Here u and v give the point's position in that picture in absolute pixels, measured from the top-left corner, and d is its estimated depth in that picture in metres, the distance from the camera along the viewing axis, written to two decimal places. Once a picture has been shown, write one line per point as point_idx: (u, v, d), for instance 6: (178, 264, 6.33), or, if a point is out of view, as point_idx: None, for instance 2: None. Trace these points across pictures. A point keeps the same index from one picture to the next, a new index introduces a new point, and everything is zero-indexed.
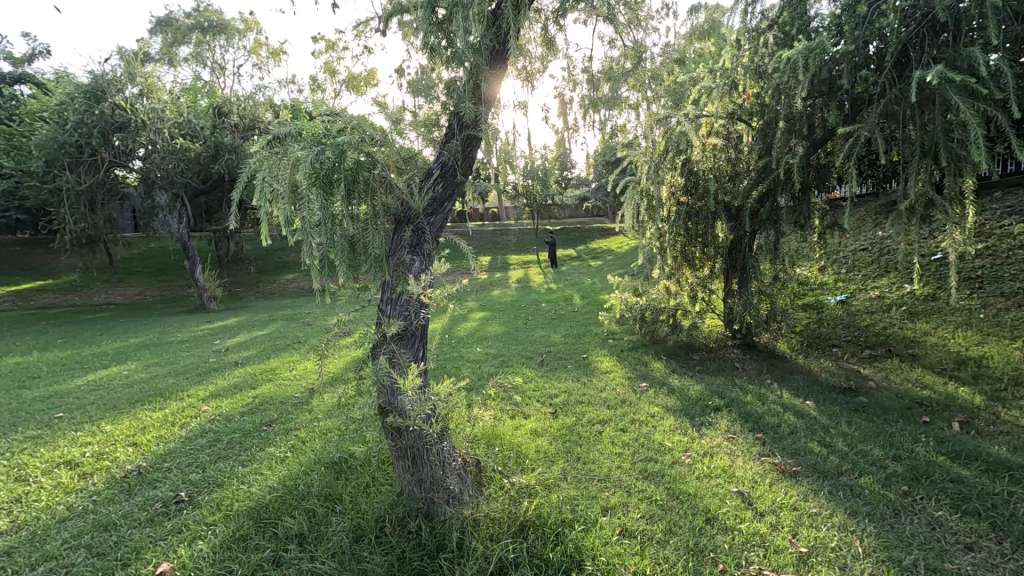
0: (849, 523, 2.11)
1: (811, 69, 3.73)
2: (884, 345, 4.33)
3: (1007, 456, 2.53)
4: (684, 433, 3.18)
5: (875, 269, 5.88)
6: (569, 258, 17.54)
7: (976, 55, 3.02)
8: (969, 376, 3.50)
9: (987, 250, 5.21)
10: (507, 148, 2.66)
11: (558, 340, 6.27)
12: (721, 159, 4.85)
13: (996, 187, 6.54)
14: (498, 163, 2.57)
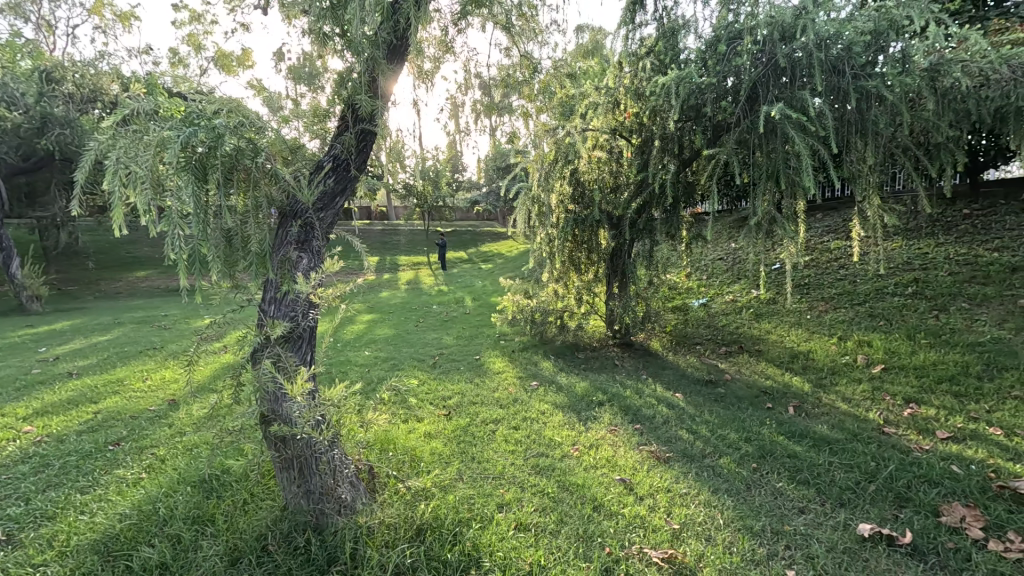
0: (712, 499, 2.39)
1: (681, 95, 4.18)
2: (737, 342, 4.98)
3: (827, 431, 3.05)
4: (573, 428, 3.37)
5: (729, 277, 6.73)
6: (461, 261, 17.61)
7: (806, 98, 3.62)
8: (800, 367, 4.16)
9: (812, 261, 6.23)
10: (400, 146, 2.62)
11: (451, 342, 6.27)
12: (605, 171, 5.21)
13: (816, 209, 7.85)
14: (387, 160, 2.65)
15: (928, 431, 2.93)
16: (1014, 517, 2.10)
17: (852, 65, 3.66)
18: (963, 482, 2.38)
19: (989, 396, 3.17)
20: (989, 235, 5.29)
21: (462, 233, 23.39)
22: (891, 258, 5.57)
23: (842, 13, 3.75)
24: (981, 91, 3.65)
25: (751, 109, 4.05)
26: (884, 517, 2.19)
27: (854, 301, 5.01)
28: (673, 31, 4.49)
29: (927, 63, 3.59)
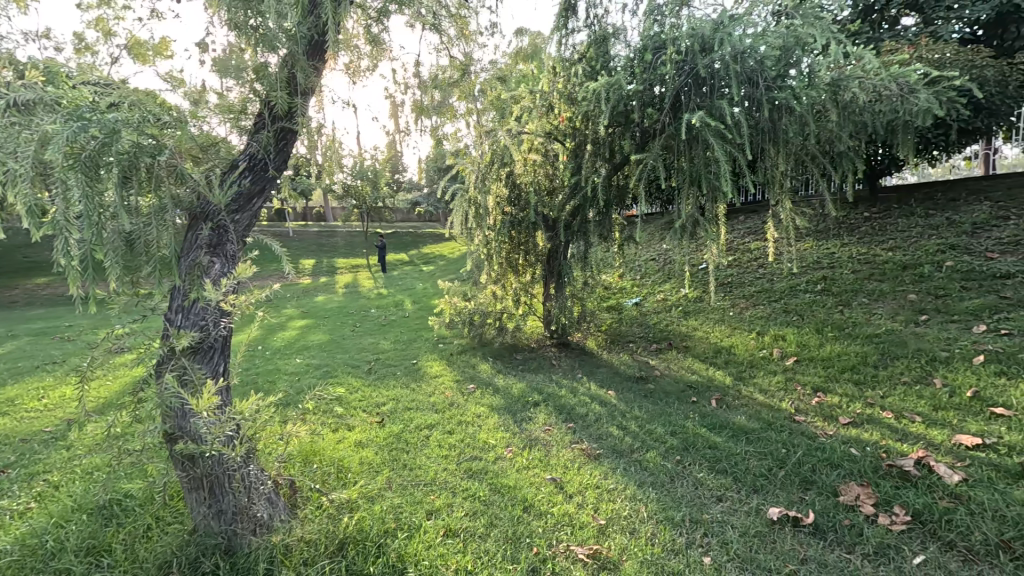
0: (637, 493, 2.47)
1: (610, 101, 4.30)
2: (667, 339, 5.19)
3: (744, 422, 3.24)
4: (507, 429, 3.38)
5: (661, 276, 7.01)
6: (402, 263, 17.29)
7: (724, 107, 3.83)
8: (723, 361, 4.40)
9: (735, 260, 6.61)
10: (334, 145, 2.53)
11: (388, 347, 6.13)
12: (540, 174, 5.26)
13: (739, 212, 8.34)
14: (322, 159, 2.55)
15: (832, 418, 3.17)
16: (899, 492, 2.31)
17: (764, 77, 3.90)
18: (859, 463, 2.59)
19: (883, 382, 3.48)
20: (886, 236, 5.82)
21: (403, 235, 22.99)
22: (803, 257, 6.00)
23: (755, 28, 3.98)
24: (875, 105, 3.99)
25: (675, 116, 4.23)
26: (791, 500, 2.35)
27: (771, 298, 5.36)
28: (604, 39, 4.60)
29: (829, 77, 3.89)
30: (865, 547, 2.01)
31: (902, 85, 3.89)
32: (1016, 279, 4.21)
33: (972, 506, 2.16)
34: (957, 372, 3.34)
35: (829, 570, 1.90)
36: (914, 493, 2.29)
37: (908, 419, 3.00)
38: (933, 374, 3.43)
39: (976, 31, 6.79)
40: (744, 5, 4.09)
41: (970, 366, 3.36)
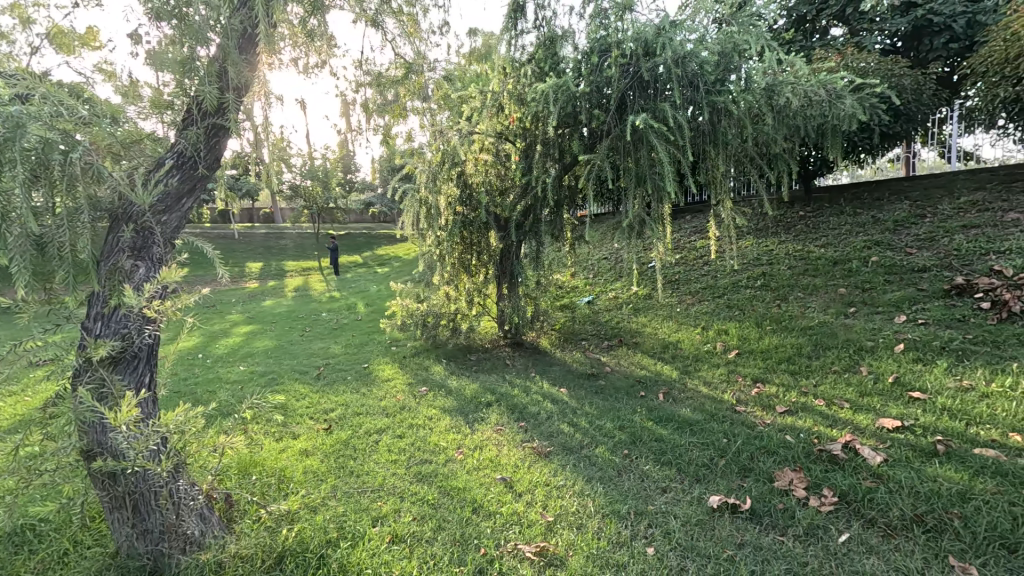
0: (585, 488, 2.51)
1: (559, 102, 4.34)
2: (617, 336, 5.31)
3: (689, 414, 3.35)
4: (459, 431, 3.36)
5: (612, 274, 7.17)
6: (355, 264, 16.92)
7: (667, 110, 3.94)
8: (670, 356, 4.54)
9: (682, 258, 6.83)
10: (280, 144, 2.45)
11: (339, 351, 5.97)
12: (491, 174, 5.25)
13: (686, 211, 8.63)
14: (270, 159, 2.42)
15: (769, 407, 3.32)
16: (828, 475, 2.44)
17: (705, 81, 4.02)
18: (793, 449, 2.72)
19: (816, 372, 3.68)
20: (818, 234, 6.16)
21: (356, 236, 22.50)
22: (744, 255, 6.27)
23: (695, 34, 4.11)
24: (806, 110, 4.21)
25: (621, 117, 4.31)
26: (730, 488, 2.45)
27: (715, 294, 5.58)
28: (552, 41, 4.61)
29: (764, 83, 4.07)
30: (797, 528, 2.12)
31: (829, 91, 4.17)
32: (932, 272, 4.55)
33: (891, 484, 2.31)
34: (880, 360, 3.57)
35: (763, 553, 1.99)
36: (841, 475, 2.43)
37: (838, 406, 3.19)
38: (860, 362, 3.65)
39: (897, 42, 7.27)
40: (686, 12, 4.21)
41: (891, 354, 3.60)
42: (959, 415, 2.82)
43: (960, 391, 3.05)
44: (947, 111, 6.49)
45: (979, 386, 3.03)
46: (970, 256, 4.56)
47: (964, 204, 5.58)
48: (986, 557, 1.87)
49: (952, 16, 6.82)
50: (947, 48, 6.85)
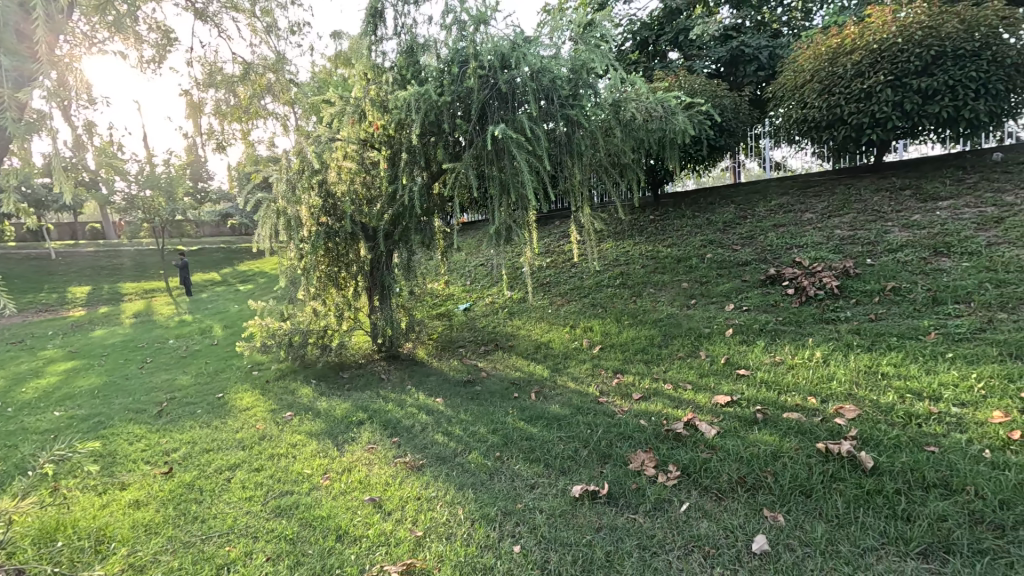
0: (457, 497, 2.50)
1: (421, 110, 4.28)
2: (493, 341, 5.41)
3: (558, 409, 3.51)
4: (326, 455, 3.16)
5: (488, 280, 7.31)
6: (212, 283, 15.24)
7: (523, 121, 4.10)
8: (541, 356, 4.74)
9: (552, 262, 7.19)
10: (111, 149, 2.09)
11: (187, 382, 5.31)
12: (356, 183, 4.95)
13: (555, 217, 9.12)
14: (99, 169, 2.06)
15: (627, 395, 3.61)
16: (673, 452, 2.72)
17: (559, 94, 4.24)
18: (646, 432, 2.99)
19: (665, 359, 4.10)
20: (665, 235, 6.88)
21: (212, 251, 20.26)
22: (606, 256, 6.78)
23: (549, 51, 4.29)
24: (647, 124, 4.66)
25: (482, 128, 4.40)
26: (593, 476, 2.61)
27: (582, 294, 5.95)
28: (413, 49, 4.56)
29: (611, 98, 4.42)
30: (646, 505, 2.33)
31: (666, 108, 4.69)
32: (752, 265, 5.31)
33: (722, 453, 2.64)
34: (716, 345, 4.07)
35: (618, 533, 2.15)
36: (683, 451, 2.71)
37: (682, 388, 3.58)
38: (699, 348, 4.13)
39: (720, 67, 8.40)
40: (541, 30, 4.40)
41: (723, 338, 4.13)
42: (773, 386, 3.32)
43: (774, 364, 3.60)
44: (760, 128, 7.71)
45: (787, 360, 3.60)
46: (780, 251, 5.40)
47: (774, 207, 6.60)
48: (789, 505, 2.21)
49: (759, 49, 8.08)
50: (757, 74, 8.08)
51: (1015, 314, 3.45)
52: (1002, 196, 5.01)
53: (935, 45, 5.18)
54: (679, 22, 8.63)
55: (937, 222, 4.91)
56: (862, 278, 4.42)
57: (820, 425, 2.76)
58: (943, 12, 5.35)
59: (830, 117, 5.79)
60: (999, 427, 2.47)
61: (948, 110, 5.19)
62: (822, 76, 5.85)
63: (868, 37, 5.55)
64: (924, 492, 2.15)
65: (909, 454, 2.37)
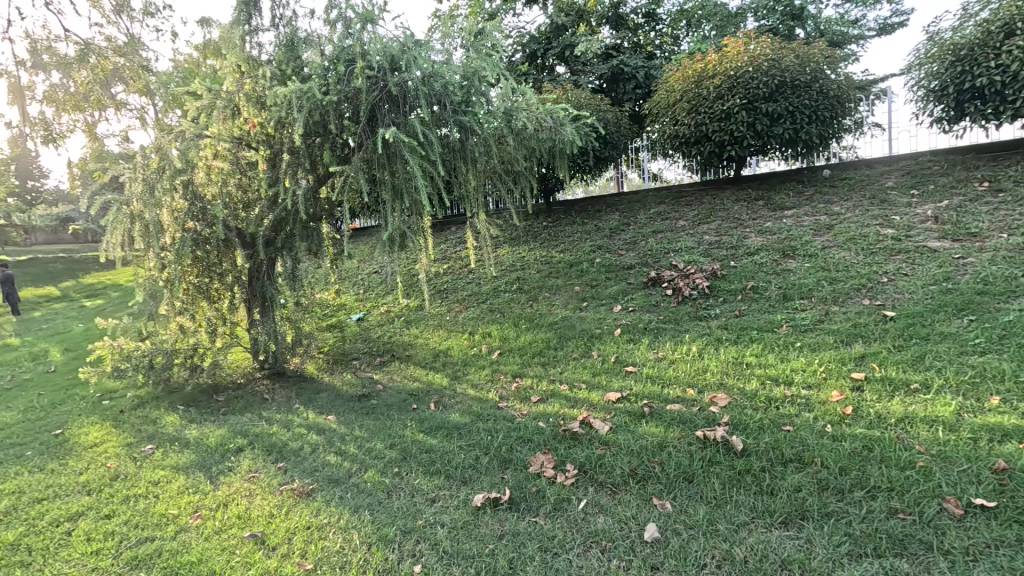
0: (351, 520, 2.35)
1: (304, 109, 3.94)
2: (389, 352, 5.21)
3: (458, 417, 3.47)
4: (197, 491, 2.80)
5: (383, 288, 7.06)
6: (50, 298, 12.99)
7: (415, 125, 3.98)
8: (440, 364, 4.65)
9: (449, 268, 7.13)
10: None
11: (13, 419, 4.43)
12: (229, 185, 4.48)
13: (452, 223, 9.07)
14: None
15: (526, 399, 3.66)
16: (570, 451, 2.80)
17: (451, 100, 4.18)
18: (544, 433, 3.04)
19: (561, 360, 4.23)
20: (558, 241, 7.14)
21: (48, 261, 17.26)
22: (502, 262, 6.87)
23: (440, 56, 4.22)
24: (538, 133, 4.79)
25: (372, 130, 4.21)
26: (495, 483, 2.60)
27: (479, 300, 5.97)
28: (294, 44, 4.25)
29: (503, 107, 4.47)
30: (547, 506, 2.36)
31: (554, 119, 4.86)
32: (636, 269, 5.70)
33: (615, 448, 2.77)
34: (606, 344, 4.30)
35: (520, 538, 2.16)
36: (579, 449, 2.80)
37: (577, 387, 3.72)
38: (592, 348, 4.33)
39: (603, 83, 8.93)
40: (431, 35, 4.32)
41: (613, 338, 4.38)
42: (657, 380, 3.58)
43: (656, 360, 3.88)
44: (640, 141, 8.33)
45: (668, 355, 3.90)
46: (660, 255, 5.86)
47: (653, 214, 7.16)
48: (675, 492, 2.37)
49: (636, 69, 8.76)
50: (635, 92, 8.73)
51: (844, 306, 4.06)
52: (832, 206, 5.90)
53: (777, 75, 5.99)
54: (565, 39, 9.13)
55: (784, 229, 5.65)
56: (727, 278, 4.94)
57: (698, 413, 3.03)
58: (783, 48, 6.21)
59: (698, 134, 6.42)
60: (837, 404, 2.88)
61: (789, 132, 6.02)
62: (690, 97, 6.48)
63: (726, 65, 6.24)
64: (783, 466, 2.43)
65: (770, 435, 2.67)
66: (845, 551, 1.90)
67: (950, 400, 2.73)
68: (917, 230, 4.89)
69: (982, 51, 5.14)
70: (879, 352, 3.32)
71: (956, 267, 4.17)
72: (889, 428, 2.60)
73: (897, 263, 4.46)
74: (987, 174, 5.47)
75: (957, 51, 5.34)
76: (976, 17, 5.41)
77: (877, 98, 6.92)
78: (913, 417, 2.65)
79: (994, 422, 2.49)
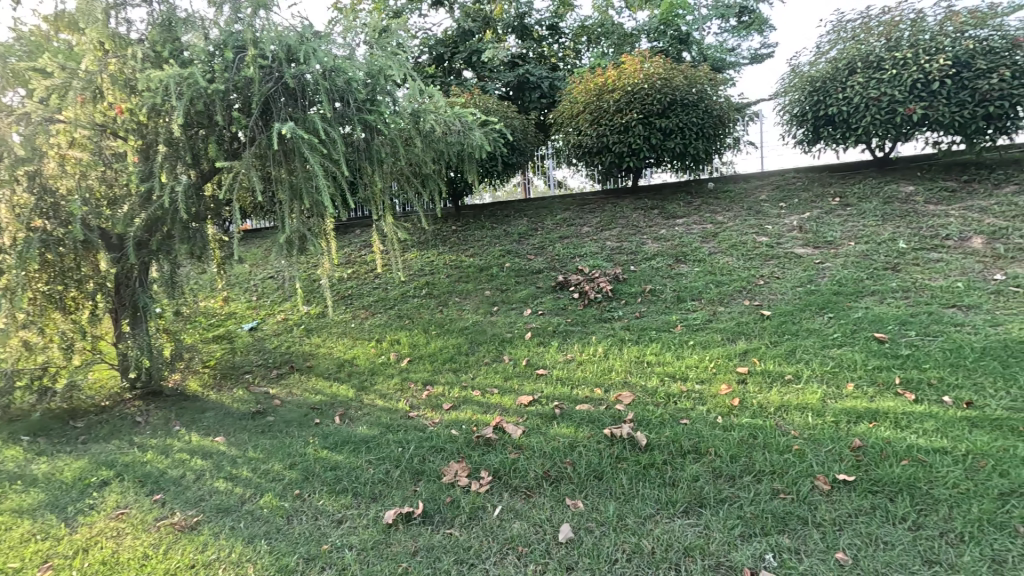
0: (245, 554, 2.15)
1: (185, 97, 3.52)
2: (287, 363, 4.83)
3: (366, 430, 3.29)
4: (48, 537, 2.39)
5: (279, 295, 6.56)
6: None
7: (316, 122, 3.72)
8: (345, 374, 4.40)
9: (353, 273, 6.80)
10: None
11: None
12: (90, 178, 3.88)
13: (356, 226, 8.68)
14: None
15: (437, 407, 3.57)
16: (484, 458, 2.77)
17: (355, 98, 3.97)
18: (458, 441, 2.98)
19: (473, 366, 4.19)
20: (467, 245, 7.11)
21: None
22: (411, 267, 6.69)
23: (342, 50, 3.98)
24: (447, 137, 4.72)
25: (266, 124, 3.88)
26: (406, 497, 2.49)
27: (386, 306, 5.75)
28: (171, 23, 3.78)
29: (410, 108, 4.34)
30: (462, 517, 2.31)
31: (463, 123, 4.81)
32: (544, 273, 5.83)
33: (528, 451, 2.79)
34: (517, 348, 4.33)
35: (435, 553, 2.10)
36: (493, 455, 2.78)
37: (489, 392, 3.70)
38: (503, 352, 4.35)
39: (510, 91, 9.07)
40: (332, 28, 4.08)
41: (524, 341, 4.43)
42: (567, 381, 3.67)
43: (565, 361, 3.99)
44: (545, 149, 8.62)
45: (576, 356, 4.03)
46: (566, 259, 6.06)
47: (559, 220, 7.38)
48: (587, 491, 2.44)
49: (541, 79, 9.02)
50: (540, 101, 8.98)
51: (729, 307, 4.47)
52: (716, 216, 6.48)
53: (669, 93, 6.47)
54: (472, 44, 9.18)
55: (677, 236, 6.11)
56: (628, 282, 5.22)
57: (606, 412, 3.15)
58: (673, 69, 6.72)
59: (599, 145, 6.74)
60: (726, 397, 3.16)
61: (679, 146, 6.53)
62: (592, 109, 6.79)
63: (624, 81, 6.63)
64: (682, 458, 2.60)
65: (670, 429, 2.84)
66: (738, 533, 2.07)
67: (817, 389, 3.10)
68: (785, 239, 5.52)
69: (832, 85, 5.96)
70: (758, 348, 3.69)
71: (816, 271, 4.77)
72: (769, 417, 2.88)
73: (770, 267, 5.00)
74: (838, 191, 6.33)
75: (813, 83, 6.15)
76: (827, 54, 6.28)
77: (750, 120, 7.77)
78: (788, 405, 2.97)
79: (850, 406, 2.87)
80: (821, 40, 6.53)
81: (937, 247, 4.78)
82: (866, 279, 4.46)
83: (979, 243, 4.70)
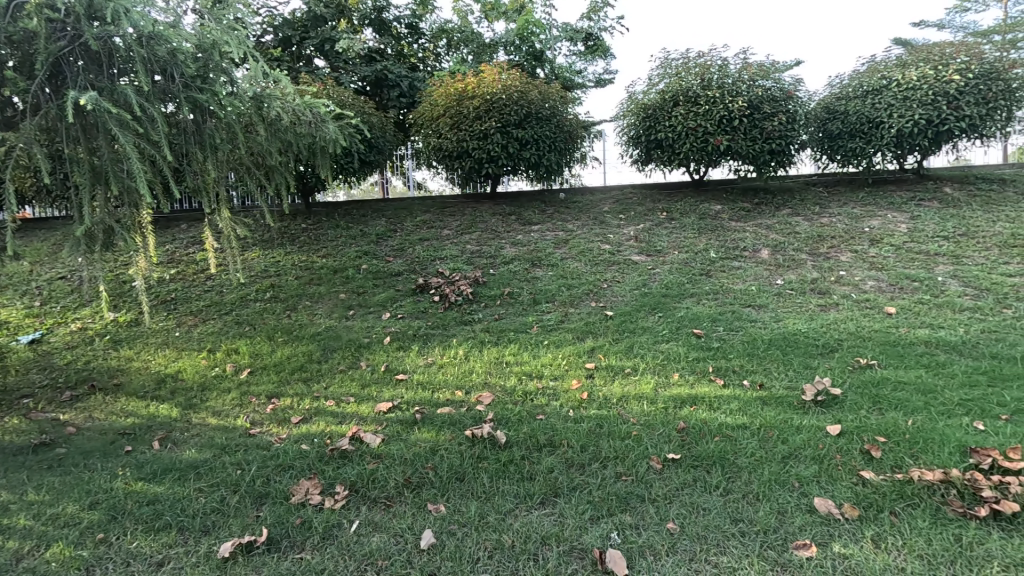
0: None
1: None
2: (85, 382, 3.99)
3: (195, 455, 2.85)
4: None
5: (75, 299, 5.40)
6: None
7: (128, 94, 3.14)
8: (166, 391, 3.78)
9: (177, 274, 5.89)
10: None
11: None
12: None
13: (181, 220, 7.53)
14: None
15: (284, 421, 3.25)
16: (339, 471, 2.59)
17: (181, 72, 3.43)
18: (309, 457, 2.75)
19: (325, 374, 3.91)
20: (319, 245, 6.63)
21: None
22: (251, 269, 6.00)
23: (164, 15, 3.41)
24: (295, 127, 4.33)
25: (56, 91, 3.17)
26: (246, 524, 2.23)
27: (221, 312, 5.08)
28: None
29: (252, 92, 3.90)
30: (314, 538, 2.14)
31: (314, 114, 4.47)
32: (403, 276, 5.68)
33: (388, 460, 2.68)
34: (375, 354, 4.16)
35: None
36: (349, 468, 2.62)
37: (344, 402, 3.48)
38: (359, 358, 4.13)
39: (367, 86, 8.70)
40: None
41: (382, 346, 4.27)
42: (428, 386, 3.62)
43: (426, 365, 3.94)
44: (404, 149, 8.43)
45: (436, 360, 4.00)
46: (426, 262, 5.98)
47: (419, 222, 7.27)
48: (449, 493, 2.43)
49: (399, 77, 8.81)
50: (399, 100, 8.76)
51: (579, 308, 4.84)
52: (567, 224, 6.97)
53: (525, 106, 6.81)
54: (324, 31, 8.62)
55: (532, 242, 6.43)
56: (487, 285, 5.34)
57: (467, 413, 3.17)
58: (529, 83, 7.07)
59: (459, 149, 6.81)
60: (576, 391, 3.40)
61: (533, 157, 6.88)
62: (452, 113, 6.83)
63: (483, 89, 6.80)
64: (538, 452, 2.74)
65: (528, 425, 2.98)
66: (588, 516, 2.24)
67: (650, 379, 3.51)
68: (624, 247, 6.16)
69: (661, 114, 6.84)
70: (603, 345, 4.05)
71: (649, 276, 5.41)
72: (612, 407, 3.18)
73: (613, 272, 5.53)
74: (665, 206, 7.27)
75: (646, 110, 6.98)
76: (656, 86, 7.17)
77: (594, 137, 8.51)
78: (628, 395, 3.32)
79: (675, 393, 3.30)
80: (652, 73, 7.42)
81: (738, 257, 5.75)
82: (687, 283, 5.18)
83: (766, 254, 5.77)
